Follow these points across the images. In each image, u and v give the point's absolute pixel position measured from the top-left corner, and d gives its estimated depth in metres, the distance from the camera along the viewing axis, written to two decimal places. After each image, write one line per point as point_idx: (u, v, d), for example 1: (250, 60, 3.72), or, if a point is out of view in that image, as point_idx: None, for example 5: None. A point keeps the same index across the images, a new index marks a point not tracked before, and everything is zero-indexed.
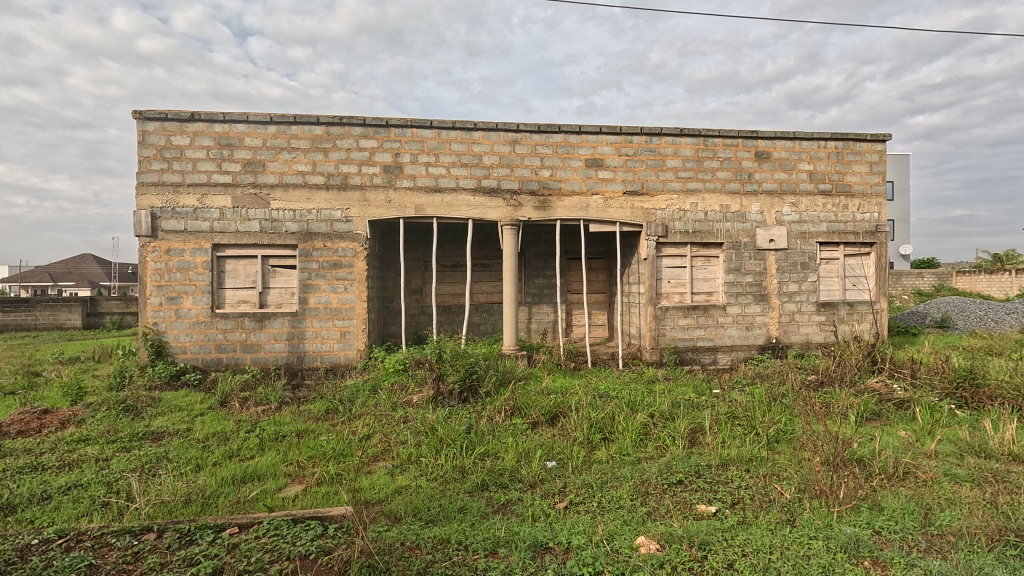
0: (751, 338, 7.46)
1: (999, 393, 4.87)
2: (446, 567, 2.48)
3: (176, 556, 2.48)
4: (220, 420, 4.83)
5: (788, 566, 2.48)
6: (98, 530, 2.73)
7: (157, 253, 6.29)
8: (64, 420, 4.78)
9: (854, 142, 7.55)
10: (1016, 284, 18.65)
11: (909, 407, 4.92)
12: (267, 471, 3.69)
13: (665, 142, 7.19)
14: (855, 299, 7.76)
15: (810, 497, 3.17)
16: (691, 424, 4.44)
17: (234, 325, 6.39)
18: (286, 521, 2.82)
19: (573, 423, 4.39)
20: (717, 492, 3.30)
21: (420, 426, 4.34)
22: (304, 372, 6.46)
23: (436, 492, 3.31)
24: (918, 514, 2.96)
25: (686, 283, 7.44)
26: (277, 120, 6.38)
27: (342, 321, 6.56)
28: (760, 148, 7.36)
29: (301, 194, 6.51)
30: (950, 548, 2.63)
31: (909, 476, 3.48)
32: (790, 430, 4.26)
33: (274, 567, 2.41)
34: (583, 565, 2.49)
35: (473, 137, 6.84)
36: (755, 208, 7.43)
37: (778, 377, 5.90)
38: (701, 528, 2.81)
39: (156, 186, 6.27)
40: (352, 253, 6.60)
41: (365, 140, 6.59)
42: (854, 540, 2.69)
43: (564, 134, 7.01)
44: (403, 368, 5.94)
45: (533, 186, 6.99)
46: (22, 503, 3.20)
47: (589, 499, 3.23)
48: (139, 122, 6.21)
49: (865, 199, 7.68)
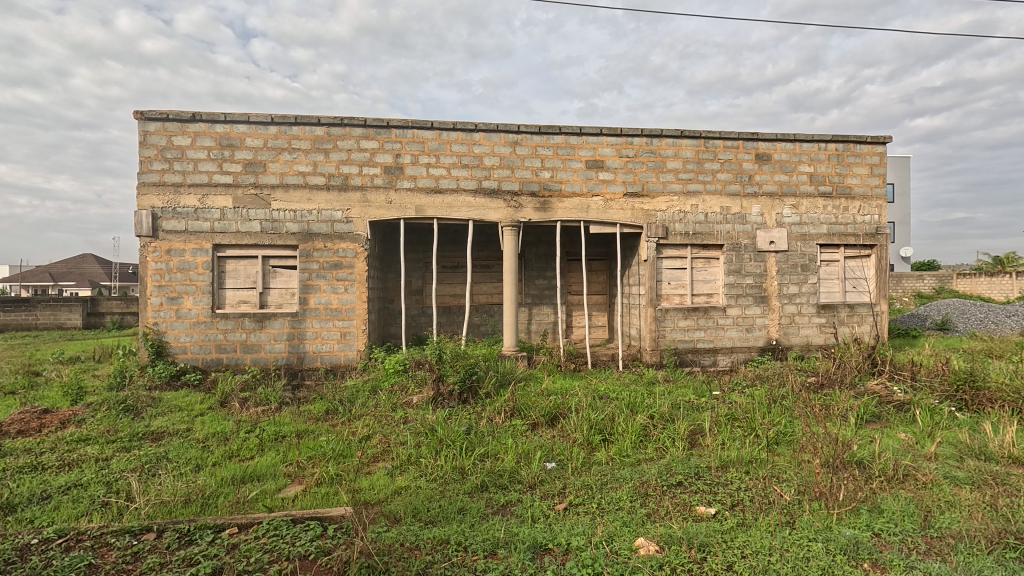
0: (751, 339, 7.46)
1: (999, 395, 4.87)
2: (446, 567, 2.49)
3: (176, 556, 2.49)
4: (220, 421, 4.83)
5: (787, 567, 2.48)
6: (98, 530, 2.74)
7: (158, 253, 6.30)
8: (64, 420, 4.78)
9: (854, 145, 7.56)
10: (1016, 286, 18.69)
11: (909, 409, 4.92)
12: (267, 471, 3.69)
13: (665, 144, 7.20)
14: (855, 301, 7.76)
15: (810, 499, 3.17)
16: (691, 426, 4.45)
17: (234, 325, 6.40)
18: (286, 522, 2.82)
19: (573, 423, 4.41)
20: (716, 494, 3.30)
21: (421, 427, 4.34)
22: (304, 372, 6.47)
23: (436, 493, 3.31)
24: (918, 516, 2.96)
25: (687, 284, 7.44)
26: (277, 120, 6.39)
27: (342, 322, 6.56)
28: (761, 150, 7.36)
29: (302, 194, 6.52)
30: (950, 551, 2.62)
31: (910, 478, 3.47)
32: (789, 431, 4.27)
33: (273, 567, 2.41)
34: (582, 566, 2.49)
35: (473, 139, 6.85)
36: (755, 209, 7.43)
37: (778, 379, 5.92)
38: (700, 530, 2.82)
39: (157, 186, 6.28)
40: (352, 253, 6.60)
41: (366, 141, 6.60)
42: (854, 542, 2.68)
43: (565, 136, 7.02)
44: (403, 369, 5.93)
45: (533, 187, 7.00)
46: (22, 503, 3.21)
47: (588, 500, 3.23)
48: (140, 122, 6.22)
49: (865, 201, 7.68)
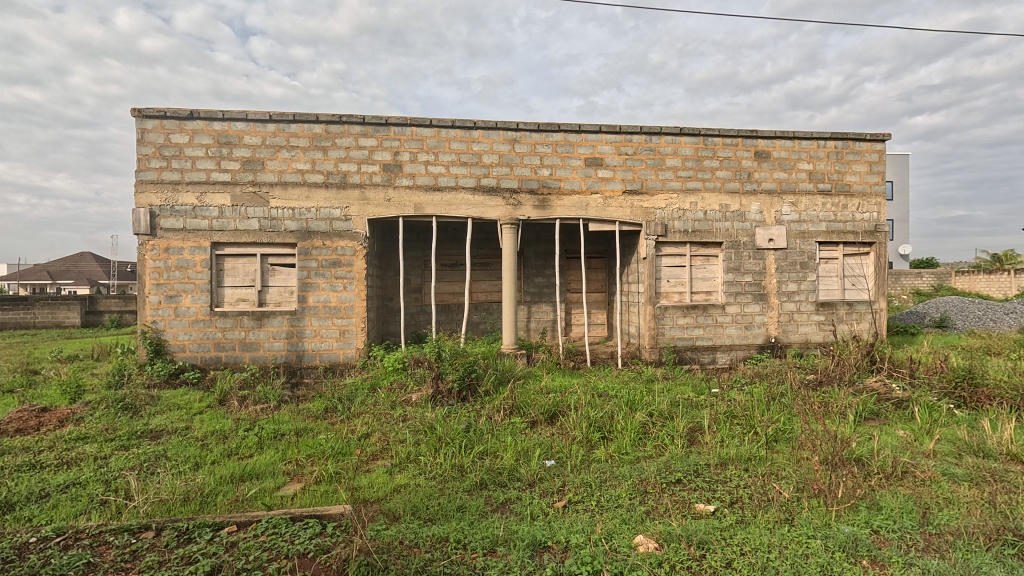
0: (751, 337, 7.46)
1: (998, 392, 4.86)
2: (445, 566, 2.47)
3: (174, 555, 2.48)
4: (218, 419, 4.81)
5: (787, 565, 2.48)
6: (96, 529, 2.73)
7: (156, 251, 6.28)
8: (62, 419, 4.75)
9: (854, 142, 7.56)
10: (1014, 284, 18.59)
11: (908, 407, 4.93)
12: (265, 470, 3.68)
13: (664, 141, 7.19)
14: (854, 299, 7.75)
15: (809, 496, 3.17)
16: (691, 424, 4.45)
17: (233, 324, 6.38)
18: (285, 520, 2.81)
19: (573, 422, 4.40)
20: (715, 492, 3.30)
21: (420, 425, 4.33)
22: (303, 371, 6.47)
23: (435, 492, 3.30)
24: (916, 513, 2.97)
25: (686, 283, 7.44)
26: (276, 118, 6.37)
27: (341, 320, 6.55)
28: (760, 147, 7.36)
29: (301, 192, 6.50)
30: (948, 547, 2.63)
31: (908, 475, 3.48)
32: (788, 429, 4.27)
33: (272, 566, 2.40)
34: (582, 564, 2.49)
35: (472, 136, 6.84)
36: (754, 207, 7.42)
37: (777, 377, 5.92)
38: (699, 528, 2.81)
39: (155, 184, 6.26)
40: (351, 251, 6.59)
41: (365, 139, 6.58)
42: (852, 539, 2.69)
43: (564, 134, 7.01)
44: (402, 367, 5.93)
45: (533, 185, 6.98)
46: (21, 502, 3.19)
47: (588, 499, 3.23)
48: (138, 120, 6.20)
49: (864, 198, 7.68)
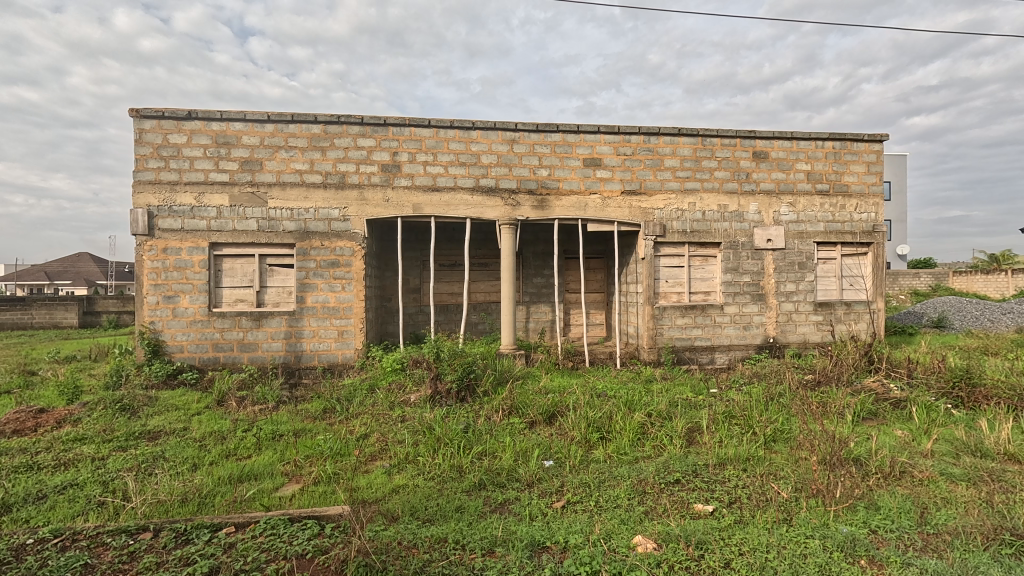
0: (749, 337, 7.47)
1: (996, 392, 4.87)
2: (443, 566, 2.47)
3: (172, 556, 2.48)
4: (216, 420, 4.81)
5: (786, 565, 2.47)
6: (93, 530, 2.72)
7: (154, 252, 6.27)
8: (60, 420, 4.75)
9: (852, 142, 7.58)
10: (1012, 283, 18.49)
11: (905, 407, 4.94)
12: (263, 471, 3.68)
13: (663, 142, 7.20)
14: (852, 299, 7.76)
15: (806, 496, 3.17)
16: (689, 424, 4.46)
17: (231, 324, 6.37)
18: (283, 521, 2.80)
19: (571, 422, 4.40)
20: (714, 492, 3.30)
21: (419, 426, 4.32)
22: (301, 371, 6.46)
23: (434, 492, 3.30)
24: (914, 513, 2.97)
25: (684, 283, 7.45)
26: (274, 118, 6.37)
27: (339, 320, 6.55)
28: (758, 148, 7.37)
29: (299, 193, 6.49)
30: (945, 547, 2.63)
31: (906, 475, 3.48)
32: (786, 429, 4.29)
33: (270, 567, 2.40)
34: (580, 564, 2.48)
35: (471, 137, 6.84)
36: (753, 207, 7.44)
37: (775, 377, 5.93)
38: (698, 528, 2.81)
39: (154, 185, 6.25)
40: (350, 252, 6.59)
41: (363, 139, 6.58)
42: (851, 539, 2.70)
43: (563, 134, 7.01)
44: (400, 367, 5.93)
45: (531, 185, 6.98)
46: (17, 502, 3.18)
47: (586, 499, 3.23)
48: (135, 120, 6.19)
49: (862, 199, 7.69)
